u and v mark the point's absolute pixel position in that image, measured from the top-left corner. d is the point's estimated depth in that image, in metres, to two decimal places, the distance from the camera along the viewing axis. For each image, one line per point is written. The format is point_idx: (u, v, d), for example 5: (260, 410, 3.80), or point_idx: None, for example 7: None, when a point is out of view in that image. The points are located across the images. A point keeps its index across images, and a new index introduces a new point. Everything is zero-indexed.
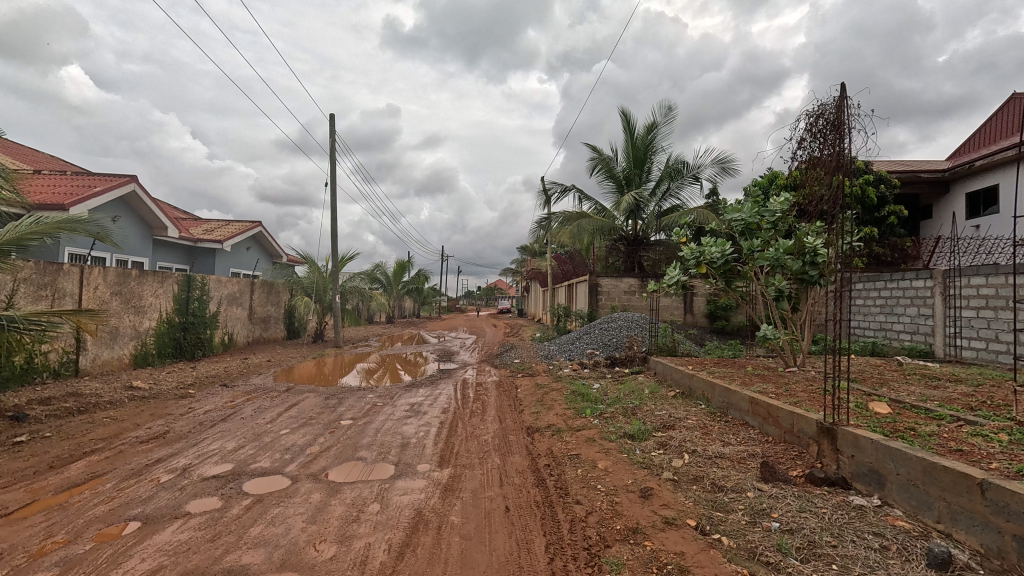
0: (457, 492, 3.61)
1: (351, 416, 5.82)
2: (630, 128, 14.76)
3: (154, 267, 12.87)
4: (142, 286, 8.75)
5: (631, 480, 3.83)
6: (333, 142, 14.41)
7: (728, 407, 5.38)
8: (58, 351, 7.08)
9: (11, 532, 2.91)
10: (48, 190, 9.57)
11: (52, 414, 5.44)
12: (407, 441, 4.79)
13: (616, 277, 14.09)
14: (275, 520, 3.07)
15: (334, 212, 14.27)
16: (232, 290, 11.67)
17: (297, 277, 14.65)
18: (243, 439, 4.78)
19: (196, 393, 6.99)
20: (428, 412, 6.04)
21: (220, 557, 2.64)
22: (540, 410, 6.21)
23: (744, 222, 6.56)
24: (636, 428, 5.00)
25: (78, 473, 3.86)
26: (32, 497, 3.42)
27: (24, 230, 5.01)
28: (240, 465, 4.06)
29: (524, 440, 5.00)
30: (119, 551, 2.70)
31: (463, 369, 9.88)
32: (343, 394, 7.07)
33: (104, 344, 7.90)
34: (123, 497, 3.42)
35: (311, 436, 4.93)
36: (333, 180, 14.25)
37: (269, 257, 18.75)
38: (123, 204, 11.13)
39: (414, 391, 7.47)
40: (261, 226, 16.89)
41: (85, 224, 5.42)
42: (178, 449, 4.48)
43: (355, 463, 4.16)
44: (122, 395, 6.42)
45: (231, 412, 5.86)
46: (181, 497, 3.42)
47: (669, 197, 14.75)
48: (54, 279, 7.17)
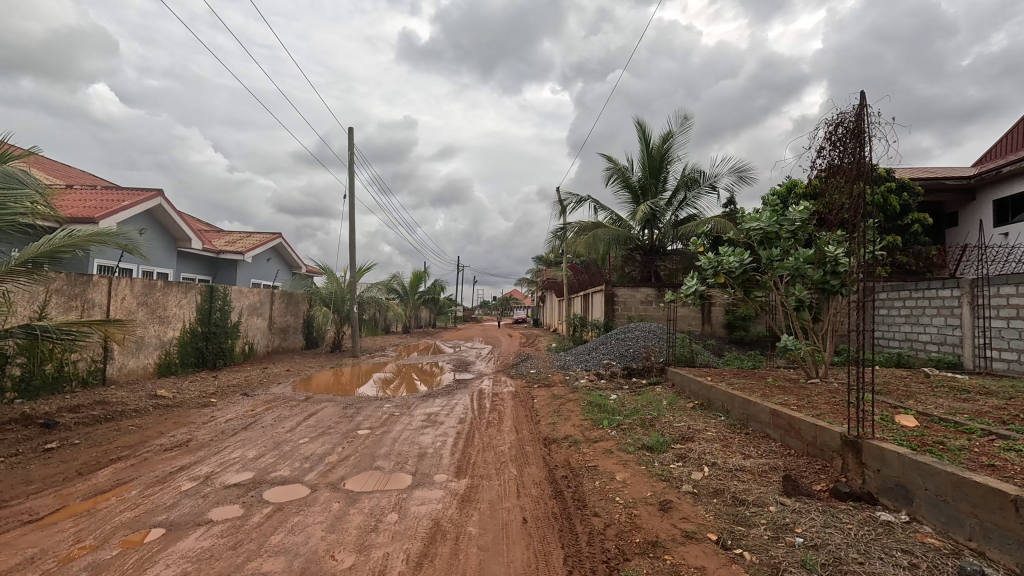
0: (474, 502, 3.61)
1: (367, 425, 5.85)
2: (646, 138, 14.75)
3: (178, 278, 13.19)
4: (167, 297, 8.95)
5: (650, 492, 3.79)
6: (352, 156, 14.70)
7: (748, 418, 5.30)
8: (87, 360, 7.27)
9: (41, 536, 2.99)
10: (80, 204, 9.91)
11: (80, 422, 5.58)
12: (424, 452, 4.81)
13: (632, 287, 14.01)
14: (295, 529, 3.10)
15: (352, 222, 14.51)
16: (253, 300, 11.86)
17: (316, 288, 14.85)
18: (264, 447, 4.85)
19: (217, 402, 7.12)
20: (444, 422, 6.05)
21: (242, 564, 2.68)
22: (556, 421, 6.18)
23: (762, 231, 6.47)
24: (653, 440, 4.95)
25: (105, 480, 3.94)
26: (62, 502, 3.51)
27: (58, 242, 5.14)
28: (261, 474, 4.12)
29: (541, 450, 4.98)
30: (144, 557, 2.75)
31: (478, 379, 9.92)
32: (362, 404, 7.15)
33: (130, 353, 8.09)
34: (148, 503, 3.50)
35: (330, 445, 4.99)
36: (352, 191, 14.50)
37: (288, 268, 19.07)
38: (149, 217, 11.42)
39: (431, 401, 7.50)
40: (281, 238, 17.22)
41: (116, 237, 5.57)
42: (200, 457, 4.55)
43: (373, 472, 4.19)
44: (147, 403, 6.57)
45: (252, 421, 5.95)
46: (204, 505, 3.47)
47: (685, 206, 14.71)
48: (84, 291, 7.39)
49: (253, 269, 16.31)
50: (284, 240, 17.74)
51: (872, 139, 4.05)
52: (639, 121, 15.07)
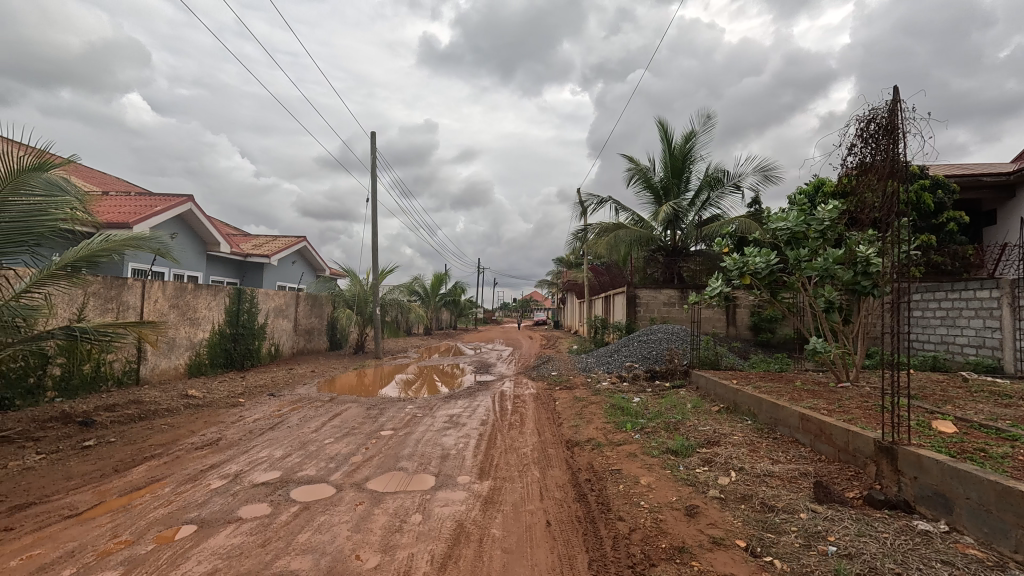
0: (498, 504, 3.61)
1: (391, 426, 5.90)
2: (668, 137, 14.58)
3: (207, 281, 13.55)
4: (197, 300, 9.20)
5: (676, 497, 3.74)
6: (375, 160, 14.91)
7: (776, 422, 5.18)
8: (122, 360, 7.51)
9: (81, 531, 3.09)
10: (116, 209, 10.26)
11: (116, 420, 5.77)
12: (447, 453, 4.83)
13: (655, 289, 13.85)
14: (321, 528, 3.14)
15: (375, 225, 14.70)
16: (279, 302, 12.10)
17: (339, 290, 15.08)
18: (290, 447, 4.94)
19: (245, 402, 7.28)
20: (467, 424, 6.07)
21: (271, 562, 2.73)
22: (579, 423, 6.14)
23: (789, 231, 6.32)
24: (679, 444, 4.88)
25: (139, 477, 4.06)
26: (100, 498, 3.63)
27: (95, 246, 5.33)
28: (287, 473, 4.19)
29: (564, 453, 4.96)
30: (177, 553, 2.82)
31: (500, 380, 9.93)
32: (385, 405, 7.22)
33: (163, 354, 8.34)
34: (181, 500, 3.59)
35: (354, 445, 5.04)
36: (374, 195, 14.69)
37: (312, 271, 19.41)
38: (180, 222, 11.77)
39: (453, 402, 7.53)
40: (305, 241, 17.54)
41: (149, 241, 5.75)
42: (230, 455, 4.66)
43: (396, 473, 4.22)
44: (179, 403, 6.75)
45: (278, 421, 6.06)
46: (234, 502, 3.54)
47: (708, 206, 14.49)
48: (119, 293, 7.64)
49: (278, 272, 16.65)
50: (309, 243, 18.07)
51: (906, 135, 3.92)
52: (661, 121, 14.91)
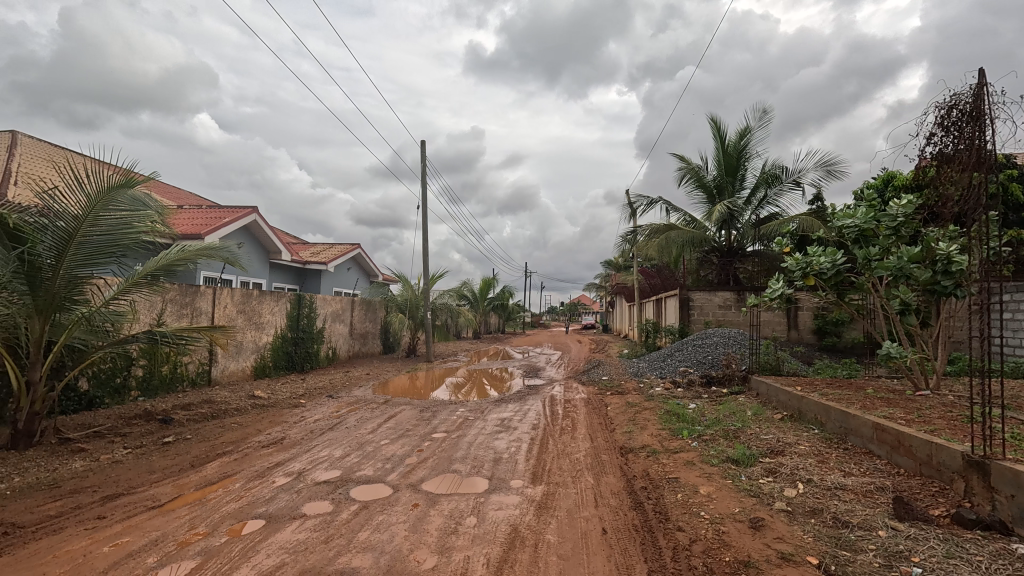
0: (552, 510, 3.58)
1: (444, 429, 5.99)
2: (721, 135, 14.10)
3: (270, 287, 14.29)
4: (261, 305, 9.72)
5: (739, 508, 3.58)
6: (424, 168, 15.27)
7: (846, 432, 4.87)
8: (196, 362, 8.04)
9: (163, 522, 3.33)
10: (190, 222, 11.02)
11: (191, 419, 6.18)
12: (499, 456, 4.85)
13: (709, 291, 13.39)
14: (380, 527, 3.23)
15: (425, 231, 15.04)
16: (336, 307, 12.58)
17: (391, 295, 15.50)
18: (348, 447, 5.12)
19: (306, 403, 7.61)
20: (518, 428, 6.07)
21: (333, 558, 2.83)
22: (632, 429, 6.00)
23: (858, 228, 5.94)
24: (739, 453, 4.68)
25: (213, 472, 4.33)
26: (179, 491, 3.89)
27: (173, 256, 5.74)
28: (346, 472, 4.35)
29: (617, 459, 4.86)
30: (248, 546, 2.97)
31: (549, 385, 9.88)
32: (437, 408, 7.34)
33: (231, 356, 8.86)
34: (250, 495, 3.79)
35: (409, 447, 5.15)
36: (425, 202, 15.04)
37: (366, 277, 20.08)
38: (246, 232, 12.49)
39: (503, 406, 7.56)
40: (359, 248, 18.18)
41: (219, 251, 6.15)
42: (293, 454, 4.88)
43: (451, 475, 4.28)
44: (246, 403, 7.15)
45: (337, 422, 6.29)
46: (298, 499, 3.71)
47: (766, 205, 13.88)
48: (193, 300, 8.20)
49: (335, 278, 17.32)
50: (363, 250, 18.72)
51: (995, 121, 3.60)
52: (713, 118, 14.45)
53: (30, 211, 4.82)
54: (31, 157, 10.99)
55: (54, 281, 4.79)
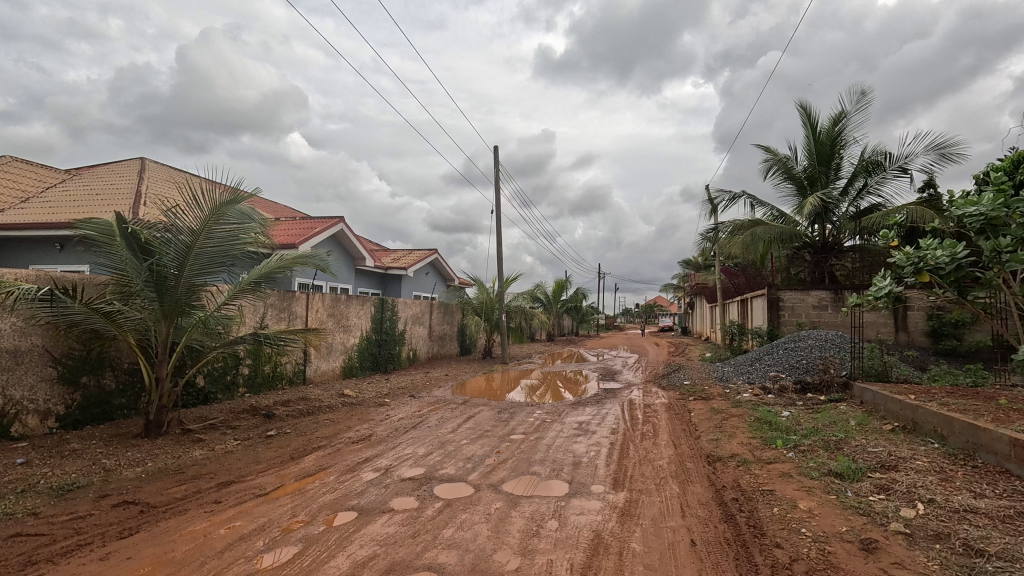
0: (635, 517, 3.48)
1: (522, 430, 6.03)
2: (812, 122, 13.06)
3: (356, 292, 15.15)
4: (349, 309, 10.33)
5: (847, 527, 3.27)
6: (497, 172, 15.51)
7: (975, 447, 4.30)
8: (293, 362, 8.70)
9: (269, 508, 3.62)
10: (285, 233, 11.97)
11: (290, 414, 6.69)
12: (579, 460, 4.78)
13: (801, 290, 12.44)
14: (463, 525, 3.30)
15: (499, 235, 15.27)
16: (416, 310, 13.10)
17: (467, 298, 15.87)
18: (431, 446, 5.29)
19: (390, 402, 7.98)
20: (597, 432, 5.97)
21: (421, 553, 2.93)
22: (719, 437, 5.70)
23: (983, 217, 5.23)
24: (844, 466, 4.28)
25: (310, 464, 4.64)
26: (281, 481, 4.22)
27: (273, 264, 6.27)
28: (430, 470, 4.49)
29: (704, 468, 4.63)
30: (343, 536, 3.16)
31: (627, 389, 9.64)
32: (514, 409, 7.41)
33: (323, 357, 9.50)
34: (344, 488, 4.03)
35: (488, 447, 5.23)
36: (498, 206, 15.27)
37: (443, 281, 20.72)
38: (334, 241, 13.34)
39: (581, 409, 7.48)
40: (436, 253, 18.80)
41: (312, 258, 6.61)
42: (380, 450, 5.13)
43: (530, 477, 4.29)
44: (337, 401, 7.62)
45: (419, 421, 6.54)
46: (386, 494, 3.88)
47: (866, 195, 12.67)
48: (289, 305, 8.88)
49: (414, 283, 18.04)
50: (439, 255, 19.34)
51: None
52: (803, 105, 13.43)
53: (158, 226, 5.46)
54: (156, 180, 12.46)
55: (177, 288, 5.38)
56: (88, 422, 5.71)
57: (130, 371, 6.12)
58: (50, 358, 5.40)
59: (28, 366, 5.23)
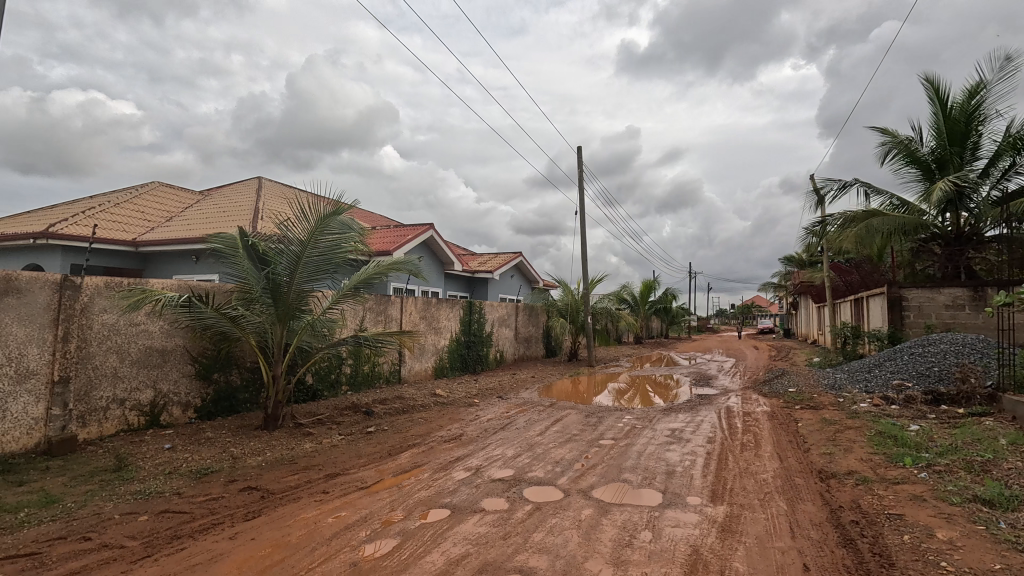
0: (738, 535, 3.25)
1: (611, 436, 5.90)
2: (941, 96, 11.49)
3: (445, 295, 15.74)
4: (439, 312, 10.75)
5: (1001, 565, 2.81)
6: (581, 173, 15.35)
7: None
8: (389, 362, 9.21)
9: (370, 501, 3.85)
10: (381, 240, 12.72)
11: (388, 412, 7.09)
12: (672, 470, 4.58)
13: (931, 288, 10.99)
14: (554, 530, 3.28)
15: (584, 236, 15.10)
16: (502, 313, 13.33)
17: (553, 301, 15.86)
18: (519, 448, 5.34)
19: (479, 403, 8.18)
20: (691, 440, 5.68)
21: (512, 555, 2.95)
22: (833, 451, 5.17)
23: None
24: (994, 492, 3.70)
25: (406, 461, 4.88)
26: (381, 475, 4.48)
27: (371, 270, 6.68)
28: (519, 472, 4.53)
29: (816, 485, 4.22)
30: (437, 533, 3.27)
31: (724, 395, 9.08)
32: (603, 413, 7.27)
33: (416, 358, 9.96)
34: (437, 486, 4.18)
35: (577, 451, 5.17)
36: (582, 207, 15.11)
37: (528, 283, 20.90)
38: (424, 247, 13.97)
39: (673, 415, 7.16)
40: (521, 256, 19.01)
41: (406, 264, 6.96)
42: (471, 450, 5.27)
43: (621, 485, 4.17)
44: (430, 400, 7.96)
45: (507, 422, 6.63)
46: (477, 494, 3.97)
47: (1014, 176, 10.91)
48: (385, 308, 9.43)
49: (500, 286, 18.37)
50: (524, 258, 19.54)
51: None
52: (929, 78, 11.85)
53: (274, 238, 6.05)
54: (270, 197, 13.83)
55: (290, 294, 5.92)
56: (219, 413, 6.45)
57: (252, 369, 6.82)
58: (189, 356, 6.17)
59: (172, 364, 6.02)
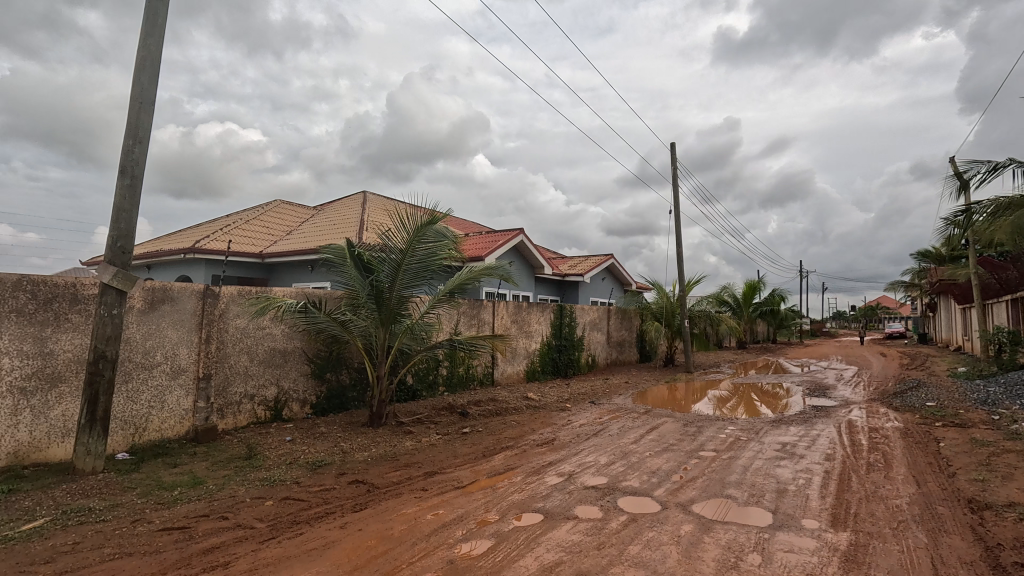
0: (865, 567, 2.89)
1: (712, 447, 5.56)
2: None
3: (536, 299, 15.86)
4: (530, 315, 10.85)
5: None
6: (675, 170, 14.72)
7: None
8: (483, 365, 9.46)
9: (466, 501, 3.96)
10: (474, 246, 13.14)
11: (482, 413, 7.28)
12: (784, 488, 4.20)
13: None
14: (651, 544, 3.16)
15: (680, 236, 14.44)
16: (593, 316, 13.14)
17: (646, 304, 15.34)
18: (613, 455, 5.21)
19: (571, 407, 8.11)
20: (806, 456, 5.18)
21: (607, 567, 2.88)
22: (987, 478, 4.44)
23: None
24: None
25: (500, 463, 4.97)
26: (476, 476, 4.60)
27: (464, 276, 6.92)
28: (613, 480, 4.42)
29: (966, 517, 3.64)
30: (531, 537, 3.29)
31: (843, 407, 8.19)
32: (702, 423, 6.88)
33: (509, 361, 10.13)
34: (530, 489, 4.20)
35: (674, 462, 4.94)
36: (678, 206, 14.47)
37: (620, 286, 20.41)
38: (515, 251, 14.19)
39: (783, 428, 6.59)
40: (612, 258, 18.64)
41: (497, 269, 7.11)
42: (563, 455, 5.24)
43: (725, 501, 3.91)
44: (522, 403, 8.04)
45: (600, 429, 6.51)
46: (570, 500, 3.94)
47: None
48: (478, 312, 9.70)
49: (591, 289, 18.14)
50: (616, 260, 19.13)
51: None
52: None
53: (376, 248, 6.49)
54: (373, 209, 14.86)
55: (391, 299, 6.31)
56: (331, 410, 7.03)
57: (359, 369, 7.36)
58: (305, 357, 6.80)
59: (292, 363, 6.68)
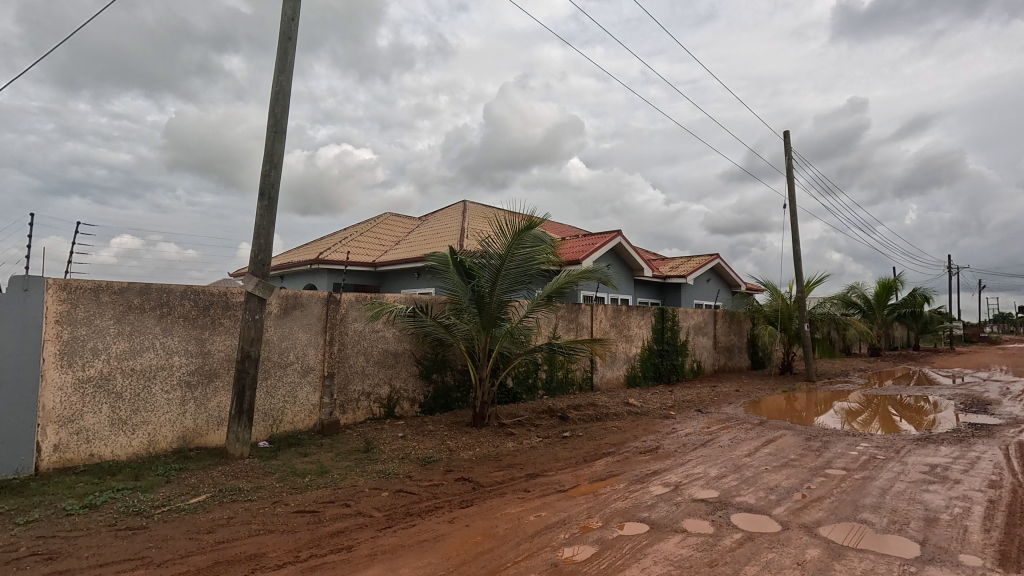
0: None
1: (841, 465, 5.00)
2: None
3: (635, 302, 15.41)
4: (630, 319, 10.56)
5: None
6: (790, 160, 13.52)
7: None
8: (582, 369, 9.38)
9: (568, 505, 3.95)
10: (570, 250, 13.10)
11: (582, 418, 7.21)
12: (934, 516, 3.65)
13: None
14: (770, 566, 2.91)
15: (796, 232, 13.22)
16: (698, 320, 12.46)
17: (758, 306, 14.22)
18: (724, 468, 4.89)
19: (676, 415, 7.75)
20: (962, 482, 4.46)
21: None
22: None
23: None
24: None
25: (602, 469, 4.89)
26: (577, 481, 4.57)
27: (562, 280, 6.93)
28: (725, 494, 4.14)
29: None
30: (636, 547, 3.19)
31: (1011, 427, 6.93)
32: (828, 437, 6.21)
33: (608, 365, 9.94)
34: (634, 498, 4.08)
35: (796, 479, 4.51)
36: (793, 199, 13.26)
37: (727, 287, 19.15)
38: (612, 254, 13.93)
39: (931, 447, 5.73)
40: (718, 258, 17.55)
41: (595, 272, 7.04)
42: (669, 465, 5.02)
43: (858, 526, 3.50)
44: (623, 409, 7.84)
45: (709, 439, 6.14)
46: (678, 512, 3.76)
47: None
48: (577, 316, 9.64)
49: (695, 291, 17.23)
50: (722, 260, 17.99)
51: None
52: None
53: (477, 254, 6.74)
54: (473, 217, 15.43)
55: (491, 304, 6.50)
56: (437, 409, 7.40)
57: (462, 371, 7.66)
58: (414, 358, 7.23)
59: (402, 364, 7.13)
